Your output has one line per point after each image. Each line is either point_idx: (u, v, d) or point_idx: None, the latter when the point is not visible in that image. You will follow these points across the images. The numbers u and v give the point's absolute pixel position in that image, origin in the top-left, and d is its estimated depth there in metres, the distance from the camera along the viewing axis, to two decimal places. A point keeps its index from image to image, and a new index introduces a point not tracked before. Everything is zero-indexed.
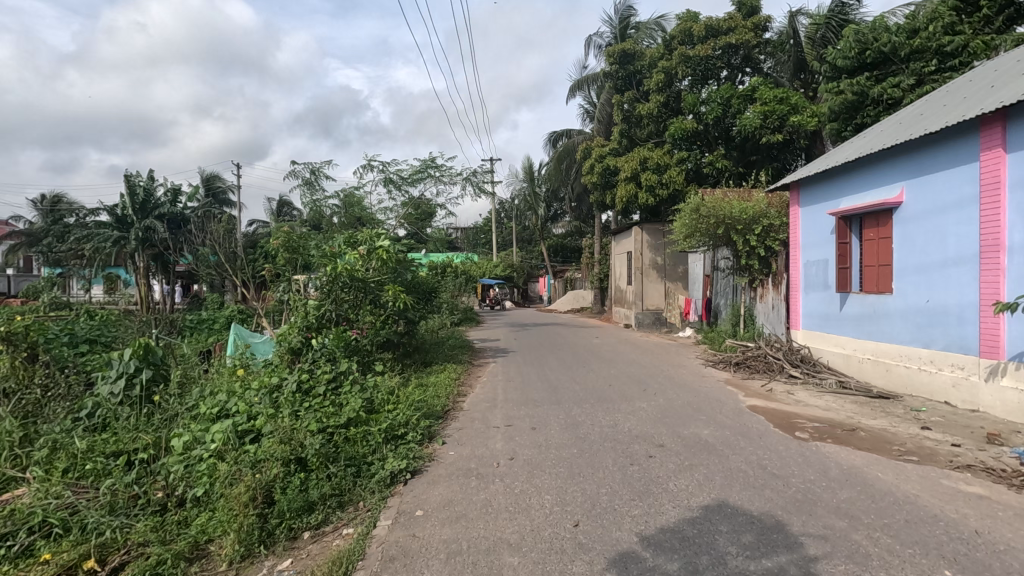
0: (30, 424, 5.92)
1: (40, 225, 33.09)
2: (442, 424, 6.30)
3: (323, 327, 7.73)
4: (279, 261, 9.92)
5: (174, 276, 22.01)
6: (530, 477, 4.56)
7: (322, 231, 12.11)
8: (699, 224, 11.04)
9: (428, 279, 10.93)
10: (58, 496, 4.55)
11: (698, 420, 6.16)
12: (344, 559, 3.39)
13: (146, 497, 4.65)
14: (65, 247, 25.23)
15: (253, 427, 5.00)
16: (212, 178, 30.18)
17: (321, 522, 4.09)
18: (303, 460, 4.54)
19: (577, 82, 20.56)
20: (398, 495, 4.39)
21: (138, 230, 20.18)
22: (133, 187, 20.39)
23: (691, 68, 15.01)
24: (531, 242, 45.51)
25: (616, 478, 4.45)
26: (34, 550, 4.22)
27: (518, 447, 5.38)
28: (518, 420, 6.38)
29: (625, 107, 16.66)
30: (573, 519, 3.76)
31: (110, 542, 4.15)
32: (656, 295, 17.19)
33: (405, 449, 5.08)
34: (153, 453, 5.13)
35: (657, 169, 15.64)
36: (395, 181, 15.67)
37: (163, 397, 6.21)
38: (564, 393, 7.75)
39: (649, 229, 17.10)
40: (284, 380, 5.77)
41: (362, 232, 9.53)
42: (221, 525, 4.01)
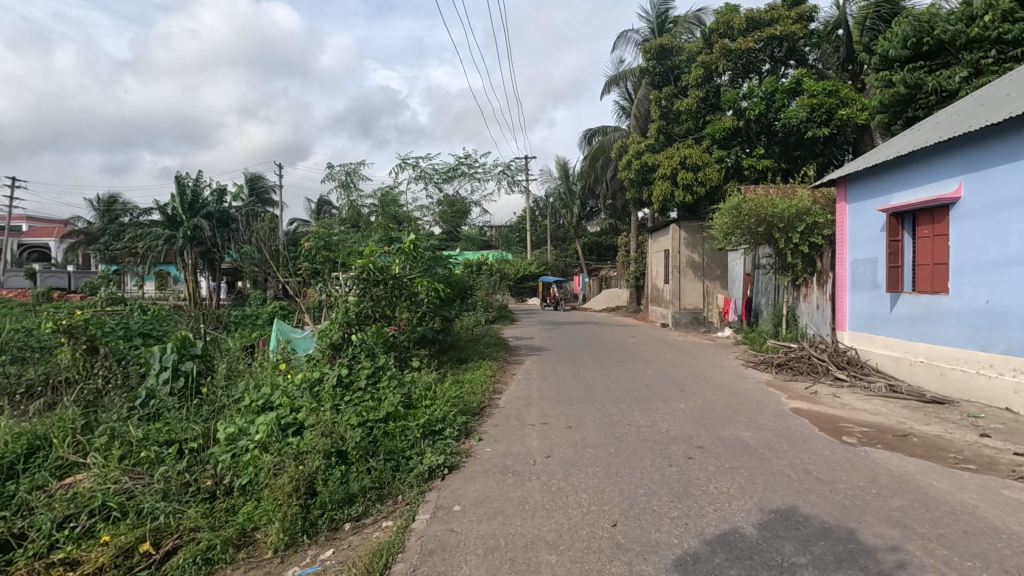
0: (91, 413, 6.24)
1: (97, 225, 34.97)
2: (478, 420, 6.33)
3: (363, 324, 7.89)
4: (318, 260, 10.18)
5: (220, 273, 22.87)
6: (566, 476, 4.54)
7: (360, 229, 12.36)
8: (739, 221, 10.77)
9: (463, 277, 11.02)
10: (116, 481, 4.78)
11: (739, 422, 6.02)
12: (384, 551, 3.45)
13: (197, 485, 4.84)
14: (121, 246, 26.58)
15: (295, 420, 5.14)
16: (255, 178, 31.17)
17: (361, 514, 4.18)
18: (344, 453, 4.65)
19: (613, 78, 20.29)
20: (436, 489, 4.45)
21: (186, 229, 21.13)
22: (182, 187, 21.30)
23: (732, 61, 14.63)
24: (565, 240, 45.28)
25: (654, 479, 4.40)
26: (95, 531, 4.44)
27: (554, 445, 5.37)
28: (554, 419, 6.35)
29: (662, 103, 16.37)
30: (611, 519, 3.73)
31: (164, 527, 4.35)
32: (694, 294, 16.86)
33: (443, 445, 5.14)
34: (202, 443, 5.33)
35: (695, 167, 15.33)
36: (430, 180, 15.85)
37: (211, 389, 6.45)
38: (600, 392, 7.68)
39: (687, 226, 16.78)
40: (325, 374, 5.92)
41: (397, 229, 9.67)
42: (267, 514, 4.13)
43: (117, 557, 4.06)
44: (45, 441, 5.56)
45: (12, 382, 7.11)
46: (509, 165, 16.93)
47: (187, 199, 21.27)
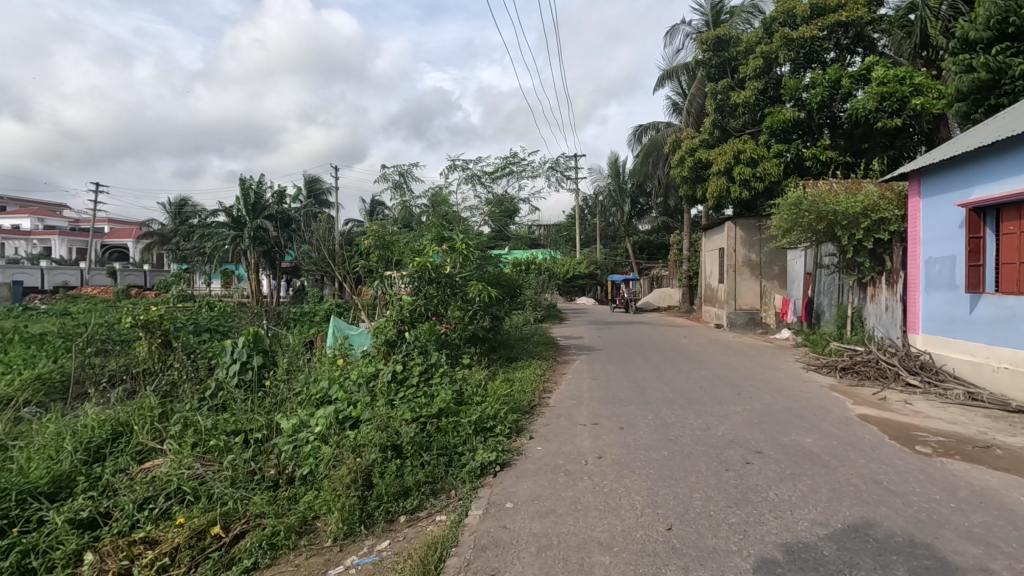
0: (167, 402, 6.67)
1: (170, 226, 37.18)
2: (529, 419, 6.34)
3: (416, 321, 8.07)
4: (372, 258, 10.47)
5: (280, 272, 23.90)
6: (619, 477, 4.49)
7: (412, 228, 12.61)
8: (799, 217, 10.32)
9: (512, 276, 11.08)
10: (189, 467, 5.09)
11: (800, 427, 5.77)
12: (440, 545, 3.51)
13: (262, 473, 5.09)
14: (191, 246, 28.22)
15: (352, 414, 5.33)
16: (313, 180, 32.39)
17: (416, 507, 4.27)
18: (399, 447, 4.76)
19: (667, 72, 19.86)
20: (488, 486, 4.49)
21: (251, 229, 22.25)
22: (245, 189, 22.41)
23: (794, 51, 14.03)
24: (615, 239, 44.62)
25: (710, 483, 4.28)
26: (171, 513, 4.71)
27: (606, 446, 5.32)
28: (605, 419, 6.29)
29: (718, 96, 15.91)
30: (665, 522, 3.66)
31: (233, 511, 4.59)
32: (750, 295, 16.28)
33: (495, 441, 5.18)
34: (266, 434, 5.61)
35: (752, 162, 14.82)
36: (479, 179, 16.00)
37: (273, 383, 6.77)
38: (652, 393, 7.54)
39: (743, 224, 16.24)
40: (380, 370, 6.10)
41: (448, 228, 9.82)
42: (326, 503, 4.29)
43: (191, 538, 4.30)
44: (127, 427, 5.97)
45: (96, 372, 7.67)
46: (558, 161, 16.87)
47: (251, 201, 22.42)
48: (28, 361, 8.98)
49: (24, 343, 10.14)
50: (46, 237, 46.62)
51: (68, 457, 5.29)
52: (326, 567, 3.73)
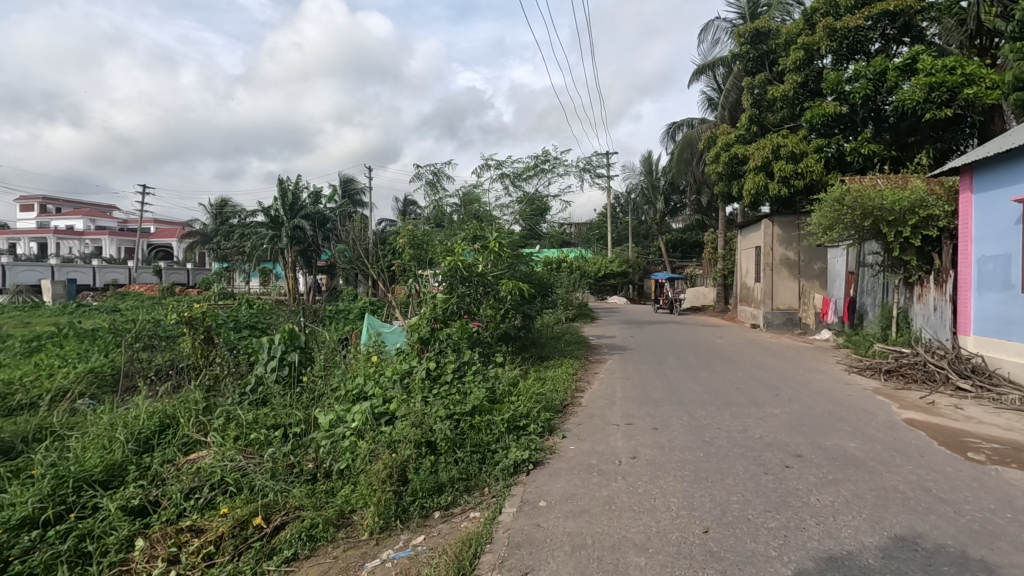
0: (210, 396, 6.91)
1: (211, 226, 38.45)
2: (562, 418, 6.32)
3: (449, 319, 8.16)
4: (406, 257, 10.63)
5: (316, 271, 24.44)
6: (653, 478, 4.44)
7: (445, 226, 12.72)
8: (841, 214, 9.99)
9: (544, 275, 11.06)
10: (232, 459, 5.26)
11: (842, 431, 5.60)
12: (474, 541, 3.53)
13: (300, 466, 5.22)
14: (232, 245, 29.16)
15: (388, 410, 5.42)
16: (347, 180, 32.99)
17: (450, 504, 4.31)
18: (433, 444, 4.82)
19: (702, 67, 19.48)
20: (521, 484, 4.50)
21: (288, 228, 22.85)
22: (283, 190, 23.02)
23: (836, 42, 13.56)
24: (648, 237, 44.02)
25: (748, 486, 4.20)
26: (215, 503, 4.88)
27: (640, 446, 5.26)
28: (638, 419, 6.22)
29: (755, 91, 15.54)
30: (702, 525, 3.61)
31: (273, 503, 4.71)
32: (788, 294, 15.84)
33: (528, 440, 5.19)
34: (304, 428, 5.76)
35: (792, 157, 14.40)
36: (511, 178, 16.02)
37: (311, 378, 6.94)
38: (687, 394, 7.41)
39: (781, 221, 15.84)
40: (414, 367, 6.19)
41: (481, 227, 9.88)
42: (363, 497, 4.37)
43: (234, 527, 4.45)
44: (174, 420, 6.21)
45: (144, 366, 8.00)
46: (590, 161, 16.75)
47: (289, 201, 23.02)
48: (81, 356, 9.43)
49: (79, 338, 10.67)
50: (98, 237, 48.85)
51: (120, 447, 5.54)
52: (363, 560, 3.80)
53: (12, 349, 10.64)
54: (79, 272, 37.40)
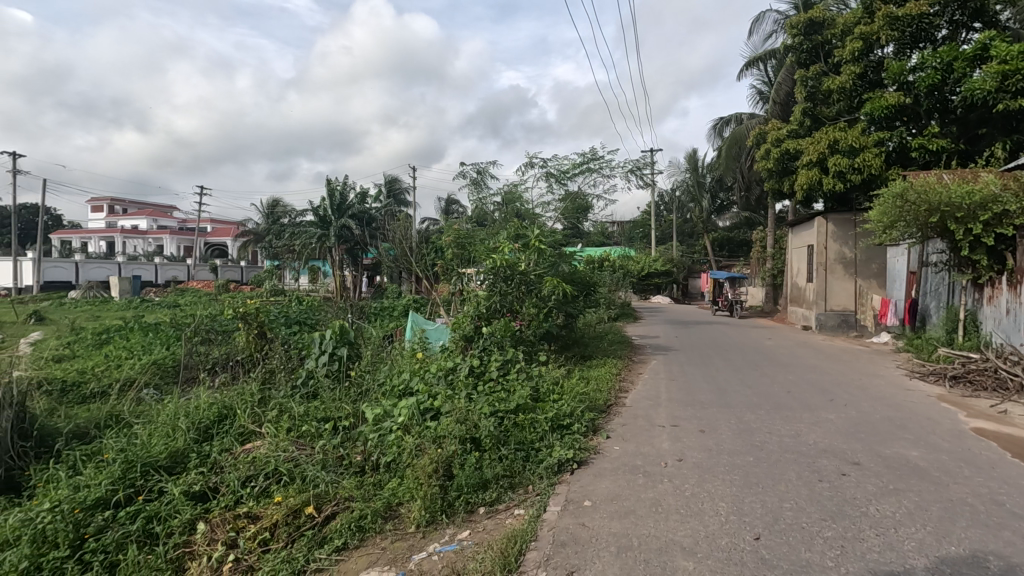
0: (264, 389, 7.20)
1: (263, 226, 39.97)
2: (606, 418, 6.25)
3: (492, 317, 8.24)
4: (450, 256, 10.79)
5: (362, 269, 25.09)
6: (701, 481, 4.35)
7: (488, 226, 12.81)
8: (904, 211, 9.48)
9: (587, 274, 10.99)
10: (285, 450, 5.46)
11: (904, 439, 5.33)
12: (519, 537, 3.55)
13: (349, 458, 5.37)
14: (282, 244, 30.24)
15: (433, 406, 5.51)
16: (391, 181, 33.62)
17: (495, 500, 4.34)
18: (478, 440, 4.88)
19: (753, 59, 18.91)
20: (565, 483, 4.48)
21: (336, 228, 23.54)
22: (332, 191, 23.74)
23: (898, 30, 12.87)
24: (693, 236, 43.06)
25: (801, 494, 4.06)
26: (270, 491, 5.07)
27: (686, 449, 5.16)
28: (685, 421, 6.11)
29: (809, 83, 14.96)
30: (753, 531, 3.50)
31: (324, 493, 4.86)
32: (843, 294, 15.17)
33: (571, 439, 5.15)
34: (353, 422, 5.93)
35: (850, 152, 13.78)
36: (555, 176, 15.97)
37: (359, 373, 7.13)
38: (734, 397, 7.21)
39: (835, 219, 15.21)
40: (459, 364, 6.28)
41: (525, 225, 9.92)
42: (410, 491, 4.46)
43: (288, 515, 4.61)
44: (231, 410, 6.50)
45: (202, 359, 8.40)
46: (637, 164, 16.54)
47: (336, 201, 23.70)
48: (146, 348, 9.98)
49: (143, 331, 11.31)
50: (160, 236, 51.64)
51: (183, 436, 5.84)
52: (410, 552, 3.88)
53: (84, 341, 11.38)
54: (143, 269, 39.68)
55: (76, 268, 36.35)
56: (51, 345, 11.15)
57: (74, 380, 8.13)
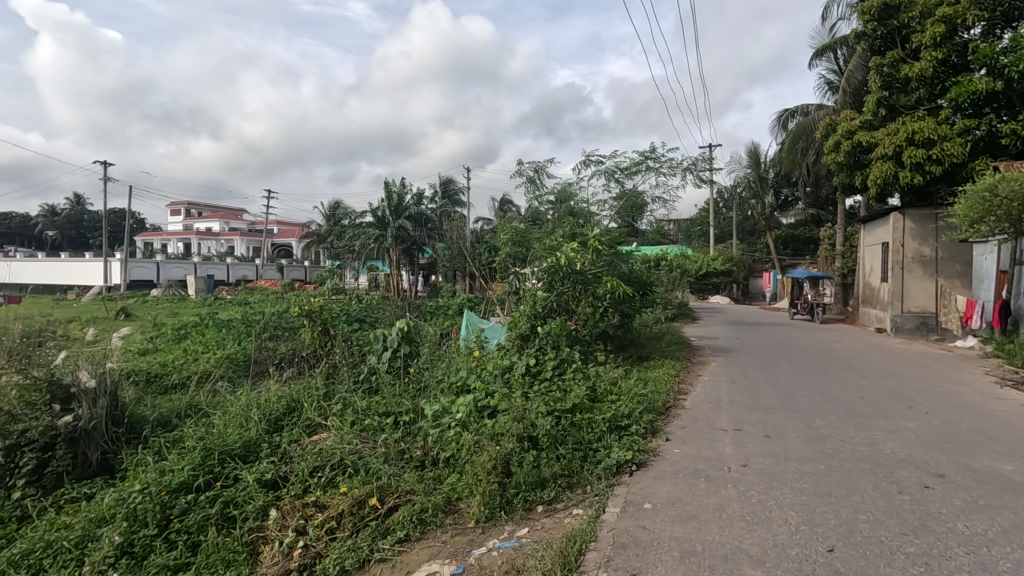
0: (329, 383, 7.50)
1: (325, 227, 41.59)
2: (665, 420, 6.12)
3: (548, 317, 8.25)
4: (505, 255, 10.87)
5: (418, 268, 25.68)
6: (768, 488, 4.18)
7: (541, 225, 12.80)
8: (993, 206, 8.73)
9: (644, 273, 10.78)
10: (349, 443, 5.67)
11: (995, 452, 4.92)
12: (578, 537, 3.53)
13: (409, 453, 5.50)
14: (343, 244, 31.33)
15: (490, 404, 5.57)
16: (446, 181, 34.20)
17: (553, 499, 4.34)
18: (535, 439, 4.90)
19: (821, 48, 17.99)
20: (625, 484, 4.42)
21: (393, 228, 24.18)
22: (389, 192, 24.40)
23: (987, 10, 11.88)
24: (754, 233, 41.42)
25: (878, 506, 3.83)
26: (335, 482, 5.26)
27: (751, 454, 4.97)
28: (749, 425, 5.89)
29: (884, 71, 14.06)
30: (826, 543, 3.34)
31: (387, 486, 5.00)
32: (922, 295, 14.18)
33: (630, 441, 5.08)
34: (412, 418, 6.09)
35: (930, 142, 12.86)
36: (612, 174, 15.78)
37: (418, 370, 7.30)
38: (801, 402, 6.88)
39: (913, 215, 14.23)
40: (515, 363, 6.34)
41: (582, 224, 9.87)
42: (469, 486, 4.54)
43: (353, 506, 4.78)
44: (298, 404, 6.82)
45: (271, 354, 8.85)
46: (696, 161, 16.07)
47: (394, 203, 24.32)
48: (220, 344, 10.59)
49: (217, 327, 12.02)
50: (231, 238, 54.70)
51: (255, 426, 6.17)
52: (470, 547, 3.94)
53: (165, 336, 12.21)
54: (216, 269, 42.14)
55: (157, 268, 39.01)
56: (137, 339, 12.02)
57: (157, 371, 8.73)
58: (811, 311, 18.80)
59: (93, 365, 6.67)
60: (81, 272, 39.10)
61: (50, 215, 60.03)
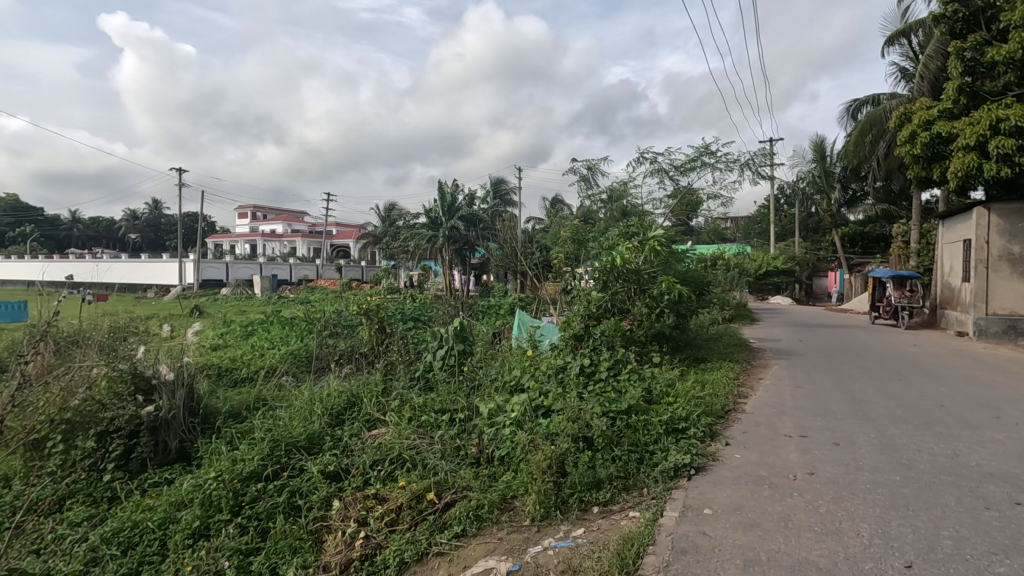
0: (387, 380, 7.72)
1: (380, 228, 42.78)
2: (724, 424, 5.93)
3: (602, 317, 8.20)
4: (559, 255, 10.85)
5: (470, 267, 26.04)
6: (837, 498, 3.99)
7: (594, 224, 12.70)
8: None
9: (700, 272, 10.52)
10: (408, 439, 5.82)
11: None
12: (636, 540, 3.48)
13: (465, 450, 5.58)
14: (397, 245, 32.11)
15: (544, 403, 5.58)
16: (498, 181, 34.52)
17: (609, 500, 4.31)
18: (590, 439, 4.87)
19: (895, 34, 16.99)
20: (683, 489, 4.33)
21: (446, 229, 24.65)
22: (443, 193, 24.93)
23: None
24: (819, 231, 39.47)
25: (961, 521, 3.58)
26: (394, 476, 5.41)
27: (818, 462, 4.75)
28: (816, 432, 5.63)
29: (966, 55, 13.11)
30: (903, 559, 3.15)
31: (444, 481, 5.09)
32: (1010, 296, 13.11)
33: (688, 444, 4.96)
34: (468, 415, 6.18)
35: (1019, 131, 11.88)
36: (666, 171, 15.45)
37: (472, 369, 7.41)
38: (873, 408, 6.51)
39: (1000, 209, 13.18)
40: (569, 363, 6.31)
41: (637, 223, 9.73)
42: (524, 485, 4.57)
43: (412, 500, 4.90)
44: (358, 399, 7.06)
45: (331, 351, 9.20)
46: (756, 156, 15.48)
47: (447, 203, 24.83)
48: (285, 340, 11.12)
49: (281, 324, 12.61)
50: (293, 239, 57.15)
51: (319, 420, 6.44)
52: (526, 545, 3.96)
53: (234, 332, 12.93)
54: (279, 269, 44.20)
55: (227, 268, 41.29)
56: (210, 335, 12.78)
57: (227, 366, 9.26)
58: (896, 314, 16.96)
59: (172, 359, 7.16)
60: (159, 272, 41.91)
61: (132, 220, 64.70)
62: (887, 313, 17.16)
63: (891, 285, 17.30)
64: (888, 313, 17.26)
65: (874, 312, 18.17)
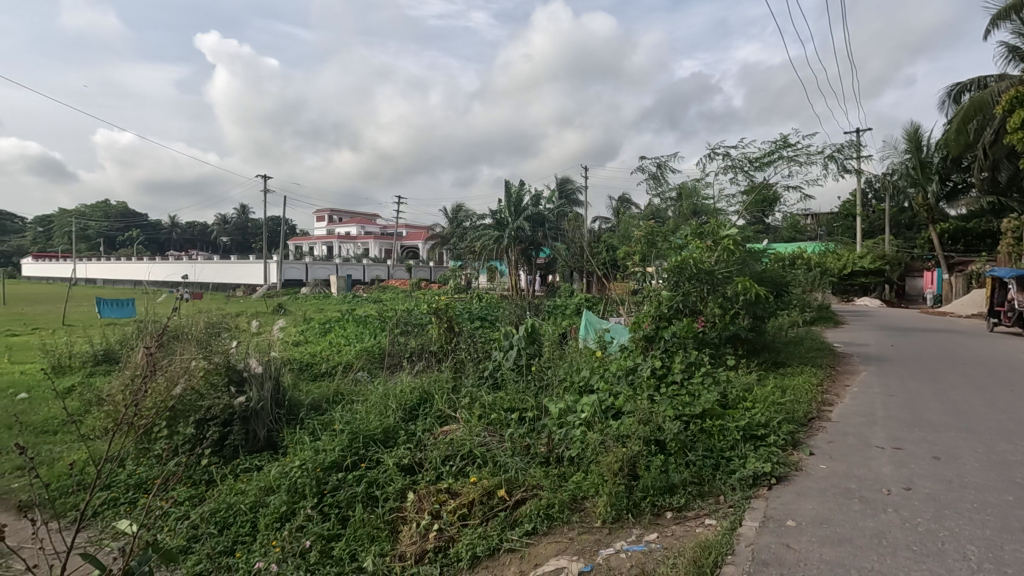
0: (457, 377, 7.89)
1: (448, 229, 43.78)
2: (807, 432, 5.62)
3: (674, 318, 7.99)
4: (627, 255, 10.70)
5: (535, 267, 26.09)
6: (940, 517, 3.67)
7: (663, 222, 12.40)
8: None
9: (779, 272, 10.00)
10: (478, 436, 5.91)
11: None
12: (713, 548, 3.38)
13: (534, 449, 5.60)
14: (465, 246, 32.74)
15: (615, 405, 5.52)
16: (564, 181, 34.41)
17: (683, 506, 4.20)
18: (662, 443, 4.77)
19: (1004, 11, 15.42)
20: (763, 498, 4.14)
21: (513, 229, 24.84)
22: (509, 193, 25.12)
23: None
24: (913, 227, 36.48)
25: None
26: (465, 471, 5.51)
27: (915, 476, 4.40)
28: (913, 444, 5.21)
29: None
30: None
31: (515, 479, 5.14)
32: None
33: (767, 452, 4.73)
34: (537, 415, 6.20)
35: None
36: (741, 167, 14.81)
37: (540, 368, 7.43)
38: (980, 421, 5.95)
39: None
40: (640, 365, 6.19)
41: (710, 221, 9.39)
42: (595, 486, 4.54)
43: (482, 496, 4.99)
44: (430, 395, 7.26)
45: (403, 348, 9.53)
46: (841, 148, 14.51)
47: (513, 203, 24.99)
48: (360, 337, 11.63)
49: (356, 322, 13.20)
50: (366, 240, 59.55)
51: (393, 414, 6.69)
52: (598, 546, 3.93)
53: (314, 329, 13.67)
54: (353, 270, 46.21)
55: (306, 268, 43.62)
56: (292, 332, 13.59)
57: (309, 360, 9.82)
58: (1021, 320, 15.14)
59: (260, 354, 7.66)
60: (246, 272, 44.93)
61: (223, 224, 69.74)
62: (1009, 319, 15.34)
63: (1013, 287, 15.44)
64: (1010, 319, 15.44)
65: (992, 317, 16.32)
